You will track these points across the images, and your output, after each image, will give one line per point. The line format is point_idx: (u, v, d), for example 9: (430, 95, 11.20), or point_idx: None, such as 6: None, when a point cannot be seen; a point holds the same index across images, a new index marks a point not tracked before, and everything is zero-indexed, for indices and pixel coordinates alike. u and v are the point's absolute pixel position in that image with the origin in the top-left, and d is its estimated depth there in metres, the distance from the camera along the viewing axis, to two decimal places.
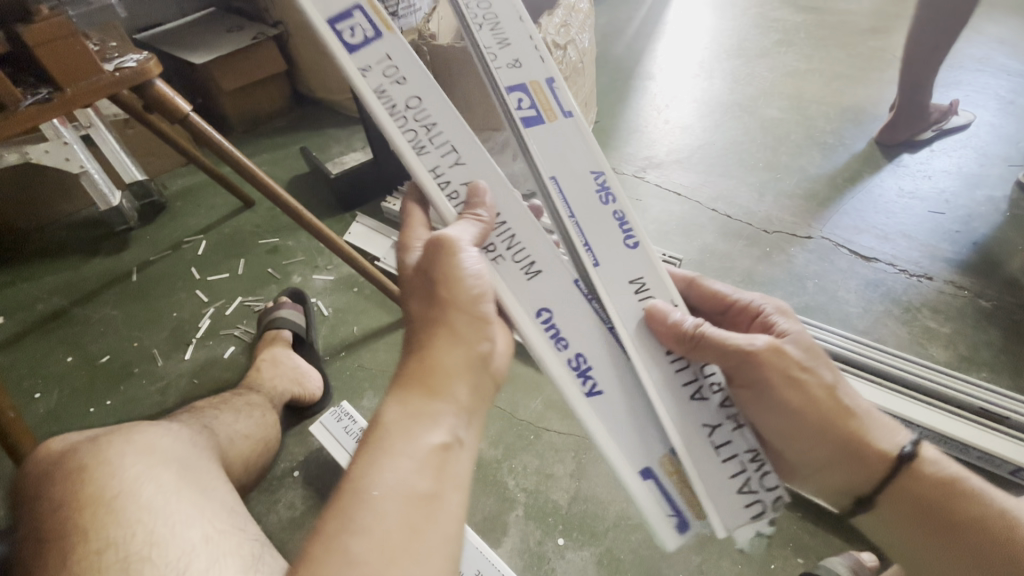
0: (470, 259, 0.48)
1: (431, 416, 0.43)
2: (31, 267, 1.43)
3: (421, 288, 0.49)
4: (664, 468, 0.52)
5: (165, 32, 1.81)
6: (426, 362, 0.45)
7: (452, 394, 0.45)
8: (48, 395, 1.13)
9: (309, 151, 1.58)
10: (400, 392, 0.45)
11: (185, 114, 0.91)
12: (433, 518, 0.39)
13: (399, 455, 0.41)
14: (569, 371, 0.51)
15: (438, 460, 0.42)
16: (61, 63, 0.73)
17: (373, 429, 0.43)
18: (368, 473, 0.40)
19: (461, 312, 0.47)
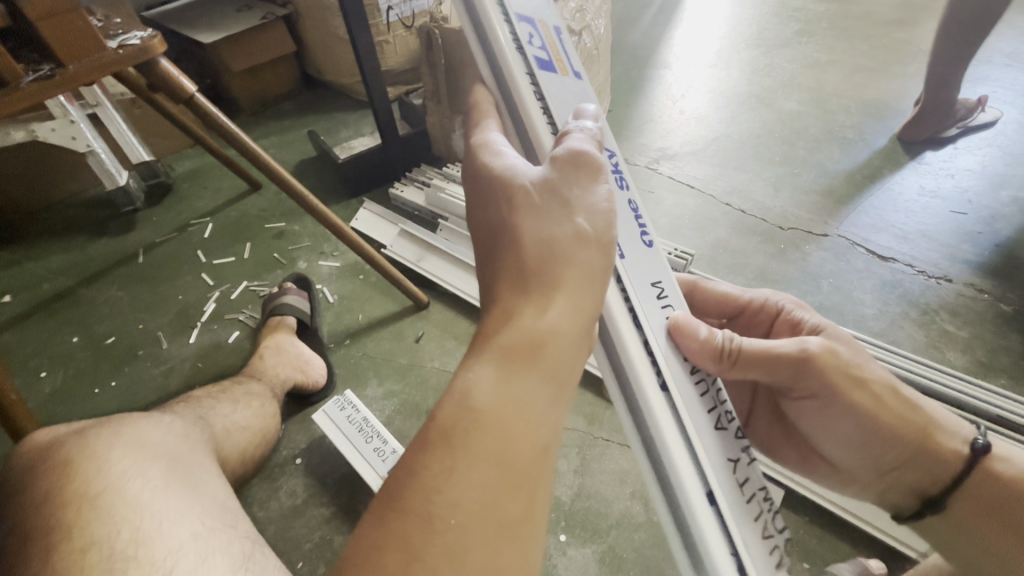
0: (602, 193, 0.39)
1: (537, 405, 0.33)
2: (38, 247, 1.43)
3: (528, 214, 0.38)
4: (728, 502, 0.41)
5: (173, 10, 1.78)
6: (537, 332, 0.34)
7: (562, 378, 0.34)
8: (54, 375, 1.13)
9: (316, 135, 1.56)
10: (496, 362, 0.33)
11: (190, 95, 0.89)
12: (520, 551, 0.30)
13: (489, 457, 0.30)
14: (645, 357, 0.41)
15: (538, 469, 0.32)
16: (63, 39, 0.71)
17: (459, 410, 0.31)
18: (452, 479, 0.29)
19: (590, 259, 0.37)
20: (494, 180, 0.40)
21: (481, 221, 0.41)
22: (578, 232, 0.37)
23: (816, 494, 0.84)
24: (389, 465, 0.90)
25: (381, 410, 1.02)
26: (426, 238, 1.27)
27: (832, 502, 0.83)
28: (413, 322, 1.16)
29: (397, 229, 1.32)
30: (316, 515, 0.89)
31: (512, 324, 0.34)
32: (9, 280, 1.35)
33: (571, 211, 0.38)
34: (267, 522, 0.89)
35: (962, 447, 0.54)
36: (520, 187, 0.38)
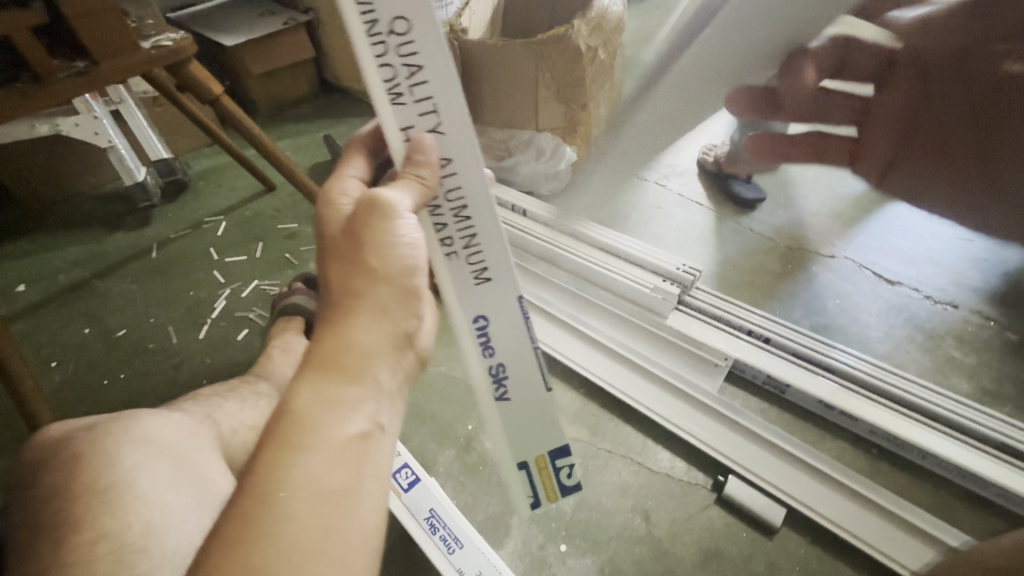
0: (408, 227, 0.43)
1: (350, 401, 0.38)
2: (55, 238, 1.45)
3: (340, 250, 0.42)
4: (542, 458, 0.65)
5: (198, 13, 1.81)
6: (343, 341, 0.40)
7: (370, 375, 0.40)
8: (65, 364, 1.15)
9: (331, 139, 1.58)
10: (308, 372, 0.38)
11: (219, 95, 0.92)
12: (352, 514, 0.35)
13: (314, 447, 0.35)
14: (488, 377, 0.58)
15: (358, 452, 0.37)
16: (100, 37, 0.73)
17: (281, 415, 0.37)
18: (278, 466, 0.34)
19: (388, 285, 0.42)
20: (321, 217, 0.47)
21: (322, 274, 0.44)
22: (370, 271, 0.41)
23: (817, 514, 0.84)
24: (393, 468, 0.89)
25: None
26: None
27: (833, 522, 0.82)
28: None
29: None
30: None
31: (323, 337, 0.40)
32: (25, 269, 1.37)
33: (377, 254, 0.41)
34: None
35: None
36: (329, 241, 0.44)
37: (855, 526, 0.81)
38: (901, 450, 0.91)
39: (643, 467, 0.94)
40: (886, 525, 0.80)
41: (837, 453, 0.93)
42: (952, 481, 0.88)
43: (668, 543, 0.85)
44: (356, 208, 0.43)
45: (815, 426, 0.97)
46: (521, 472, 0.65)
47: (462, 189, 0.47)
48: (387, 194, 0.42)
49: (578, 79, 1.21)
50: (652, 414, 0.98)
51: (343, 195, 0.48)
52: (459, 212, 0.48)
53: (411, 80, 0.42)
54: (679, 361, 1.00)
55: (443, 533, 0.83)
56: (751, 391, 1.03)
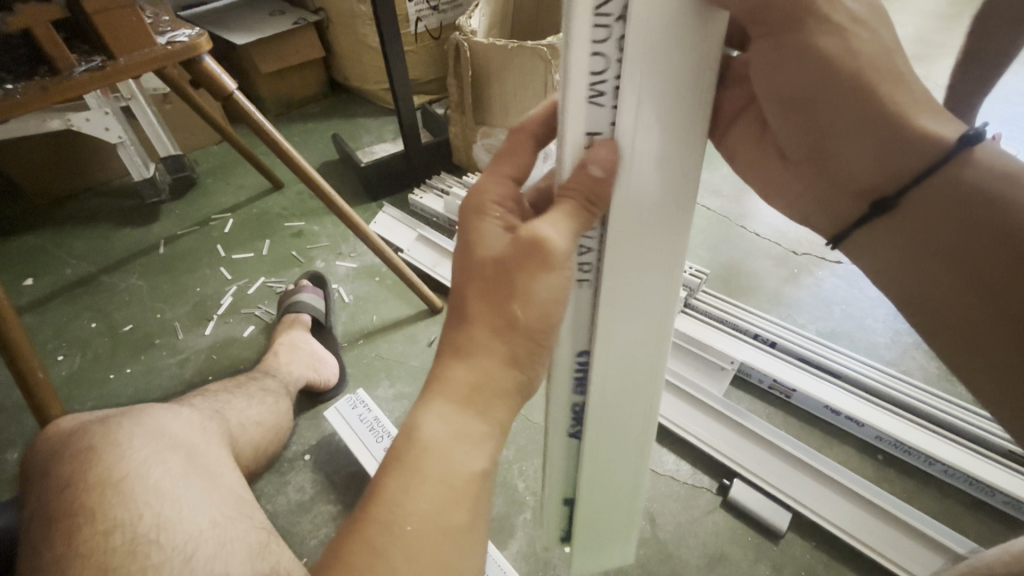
0: (559, 281, 0.38)
1: (473, 439, 0.37)
2: (63, 232, 1.46)
3: (477, 275, 0.38)
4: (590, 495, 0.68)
5: (209, 11, 1.83)
6: (477, 379, 0.37)
7: (496, 416, 0.38)
8: (72, 358, 1.15)
9: (339, 138, 1.59)
10: (436, 402, 0.37)
11: (230, 92, 0.92)
12: (464, 552, 0.36)
13: (437, 483, 0.36)
14: (567, 415, 0.59)
15: (478, 491, 0.37)
16: (116, 33, 0.74)
17: (409, 442, 0.37)
18: (400, 492, 0.35)
19: (526, 334, 0.38)
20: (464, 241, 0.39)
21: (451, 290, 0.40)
22: (510, 319, 0.37)
23: (824, 519, 0.83)
24: None
25: (393, 410, 1.03)
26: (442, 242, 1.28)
27: (843, 530, 0.82)
28: (427, 326, 1.18)
29: (415, 233, 1.34)
30: (322, 511, 0.90)
31: (451, 366, 0.38)
32: (33, 263, 1.37)
33: (517, 298, 0.37)
34: (274, 517, 0.89)
35: None
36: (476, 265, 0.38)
37: (865, 532, 0.80)
38: (907, 457, 0.90)
39: (649, 470, 0.94)
40: (898, 534, 0.79)
41: (845, 458, 0.92)
42: (959, 488, 0.87)
43: (673, 546, 0.85)
44: (516, 247, 0.37)
45: (821, 432, 0.96)
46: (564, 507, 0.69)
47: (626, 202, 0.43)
48: (552, 235, 0.37)
49: None
50: (657, 416, 0.98)
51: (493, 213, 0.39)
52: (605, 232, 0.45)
53: (620, 77, 0.37)
54: (682, 363, 1.03)
55: None
56: (757, 395, 1.02)
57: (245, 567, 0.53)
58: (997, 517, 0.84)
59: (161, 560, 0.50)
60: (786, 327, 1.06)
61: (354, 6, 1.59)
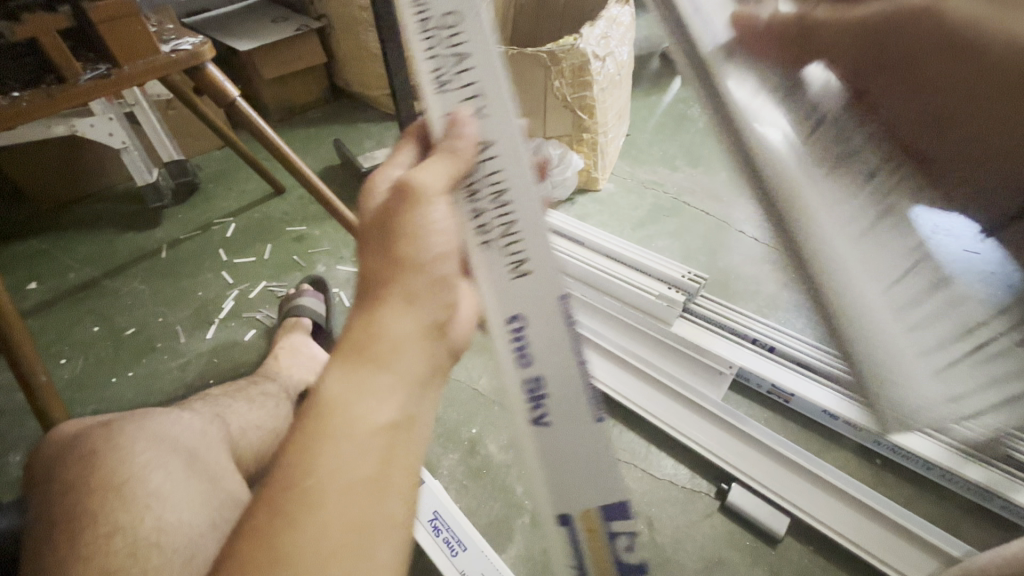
0: (439, 212, 0.43)
1: (378, 386, 0.37)
2: (66, 237, 1.47)
3: (373, 241, 0.43)
4: (590, 515, 0.47)
5: (213, 19, 1.84)
6: (373, 330, 0.39)
7: (400, 362, 0.38)
8: (74, 362, 1.16)
9: (341, 144, 1.60)
10: (340, 361, 0.38)
11: (233, 99, 0.93)
12: (381, 501, 0.33)
13: (343, 436, 0.34)
14: (523, 395, 0.47)
15: (387, 441, 0.36)
16: (121, 41, 0.76)
17: (308, 407, 0.36)
18: (302, 461, 0.33)
19: (418, 274, 0.41)
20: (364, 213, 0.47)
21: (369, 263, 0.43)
22: (401, 252, 0.41)
23: (822, 523, 0.83)
24: None
25: None
26: None
27: (842, 535, 0.82)
28: None
29: None
30: None
31: (349, 330, 0.39)
32: (37, 267, 1.39)
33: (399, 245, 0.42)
34: None
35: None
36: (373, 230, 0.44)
37: (863, 538, 0.81)
38: (905, 462, 0.90)
39: (647, 475, 0.94)
40: (896, 539, 0.79)
41: (844, 463, 0.93)
42: (958, 493, 0.87)
43: (671, 550, 0.85)
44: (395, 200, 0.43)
45: (819, 436, 0.97)
46: (562, 531, 0.47)
47: (503, 172, 0.46)
48: (420, 178, 0.43)
49: (587, 87, 1.22)
50: (657, 421, 0.98)
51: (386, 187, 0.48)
52: (497, 197, 0.47)
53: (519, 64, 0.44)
54: (680, 368, 1.02)
55: (446, 536, 0.84)
56: (755, 399, 1.03)
57: None
58: (993, 520, 0.84)
59: (161, 562, 0.50)
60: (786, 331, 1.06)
61: (357, 13, 1.61)
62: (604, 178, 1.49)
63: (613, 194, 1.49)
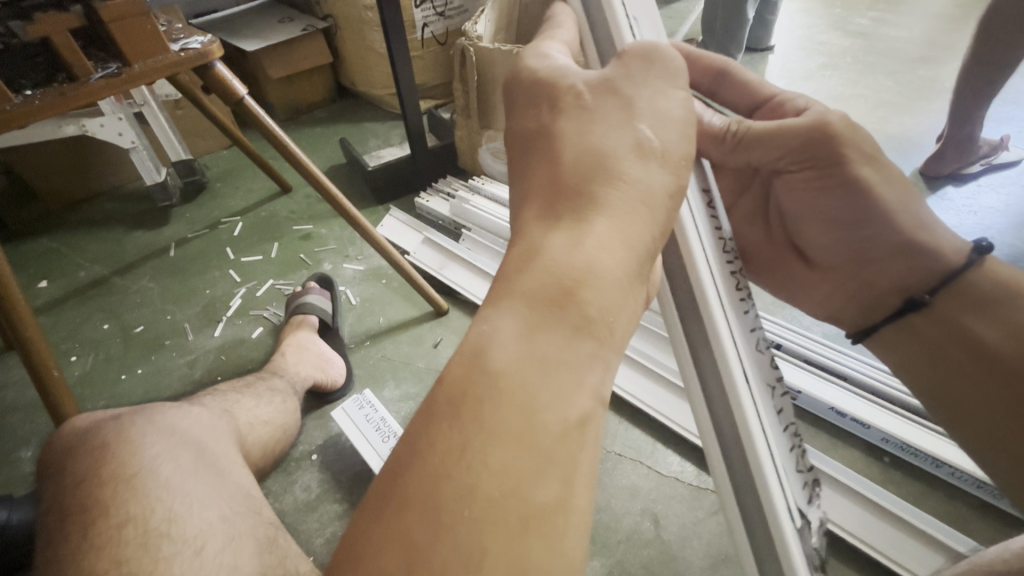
0: (673, 101, 0.37)
1: (571, 366, 0.29)
2: (76, 236, 1.48)
3: (588, 108, 0.36)
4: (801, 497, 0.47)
5: (220, 19, 1.86)
6: (573, 273, 0.31)
7: (600, 333, 0.31)
8: (84, 358, 1.17)
9: (346, 143, 1.61)
10: (521, 312, 0.30)
11: (240, 98, 0.93)
12: (557, 538, 0.26)
13: (518, 432, 0.27)
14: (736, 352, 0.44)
15: (574, 443, 0.28)
16: (131, 40, 0.76)
17: (475, 367, 0.28)
18: (465, 448, 0.26)
19: (633, 197, 0.33)
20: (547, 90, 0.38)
21: (572, 138, 0.35)
22: (639, 145, 0.35)
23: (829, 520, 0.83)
24: None
25: (398, 411, 1.05)
26: (451, 246, 1.30)
27: (849, 532, 0.81)
28: (432, 328, 1.19)
29: (421, 237, 1.36)
30: (329, 510, 0.91)
31: (529, 270, 0.31)
32: (48, 265, 1.40)
33: (634, 117, 0.35)
34: (281, 515, 0.91)
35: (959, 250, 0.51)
36: (574, 92, 0.37)
37: (871, 535, 0.80)
38: (913, 460, 0.90)
39: (653, 471, 0.94)
40: (903, 534, 0.79)
41: (850, 461, 0.92)
42: (967, 491, 0.86)
43: (677, 547, 0.85)
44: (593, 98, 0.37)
45: (826, 433, 0.96)
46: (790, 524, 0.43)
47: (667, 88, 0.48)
48: (667, 55, 0.38)
49: None
50: (665, 419, 0.98)
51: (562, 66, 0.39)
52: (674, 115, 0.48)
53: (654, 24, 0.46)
54: None
55: None
56: None
57: (254, 561, 0.54)
58: (997, 515, 0.83)
59: (171, 553, 0.51)
60: (789, 329, 1.08)
61: (363, 13, 1.61)
62: None
63: None
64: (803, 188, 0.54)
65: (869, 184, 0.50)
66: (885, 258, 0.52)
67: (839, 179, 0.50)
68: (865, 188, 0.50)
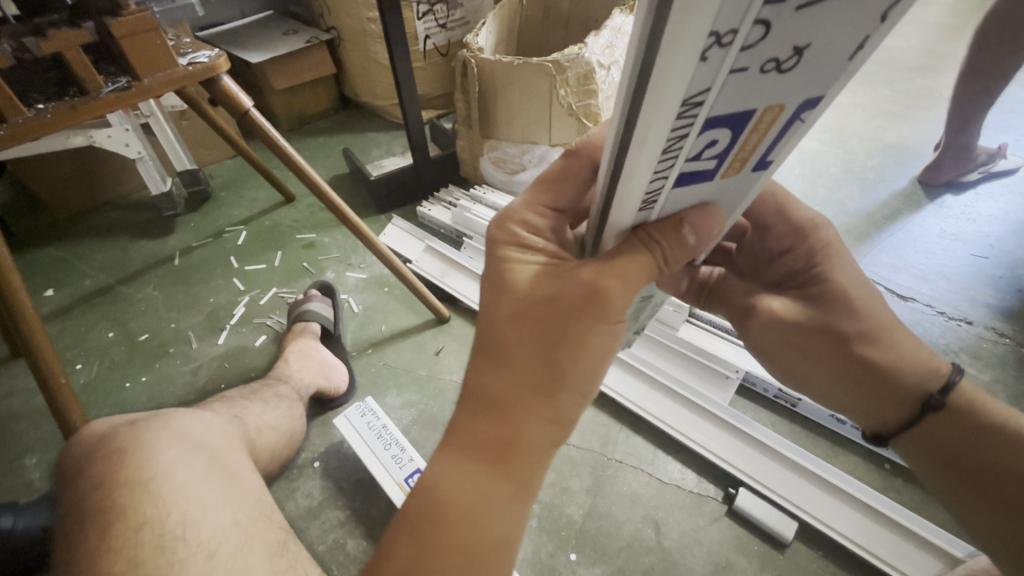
0: (607, 339, 0.42)
1: (498, 504, 0.41)
2: (82, 245, 1.50)
3: (535, 319, 0.41)
4: None
5: (226, 32, 1.89)
6: (509, 438, 0.41)
7: (524, 475, 0.42)
8: (89, 366, 1.18)
9: (349, 153, 1.62)
10: (465, 461, 0.41)
11: (245, 110, 0.94)
12: None
13: (457, 550, 0.39)
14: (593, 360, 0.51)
15: (499, 553, 0.41)
16: (143, 56, 0.78)
17: (433, 498, 0.41)
18: (429, 563, 0.39)
19: (568, 393, 0.42)
20: (513, 277, 0.44)
21: (512, 329, 0.42)
22: (560, 372, 0.41)
23: (831, 529, 0.83)
24: (404, 473, 0.91)
25: (400, 418, 1.05)
26: (453, 254, 1.31)
27: (850, 540, 0.81)
28: (434, 335, 1.20)
29: (423, 245, 1.37)
30: (331, 517, 0.92)
31: (473, 428, 0.42)
32: (54, 274, 1.42)
33: (564, 349, 0.41)
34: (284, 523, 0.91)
35: (919, 391, 0.53)
36: (530, 297, 0.42)
37: (873, 543, 0.80)
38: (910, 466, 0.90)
39: (653, 478, 0.94)
40: (904, 542, 0.79)
41: (851, 468, 0.92)
42: None
43: (678, 554, 0.85)
44: (577, 291, 0.41)
45: (826, 440, 0.96)
46: None
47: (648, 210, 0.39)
48: (618, 299, 0.40)
49: (592, 94, 1.22)
50: (670, 429, 0.97)
51: (534, 240, 0.46)
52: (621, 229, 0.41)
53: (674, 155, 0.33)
54: (690, 372, 1.04)
55: None
56: (762, 404, 1.03)
57: (265, 565, 0.54)
58: None
59: (185, 555, 0.51)
60: None
61: (367, 25, 1.63)
62: None
63: None
64: (767, 335, 0.58)
65: (831, 337, 0.54)
66: (847, 394, 0.56)
67: (787, 334, 0.56)
68: (814, 342, 0.55)
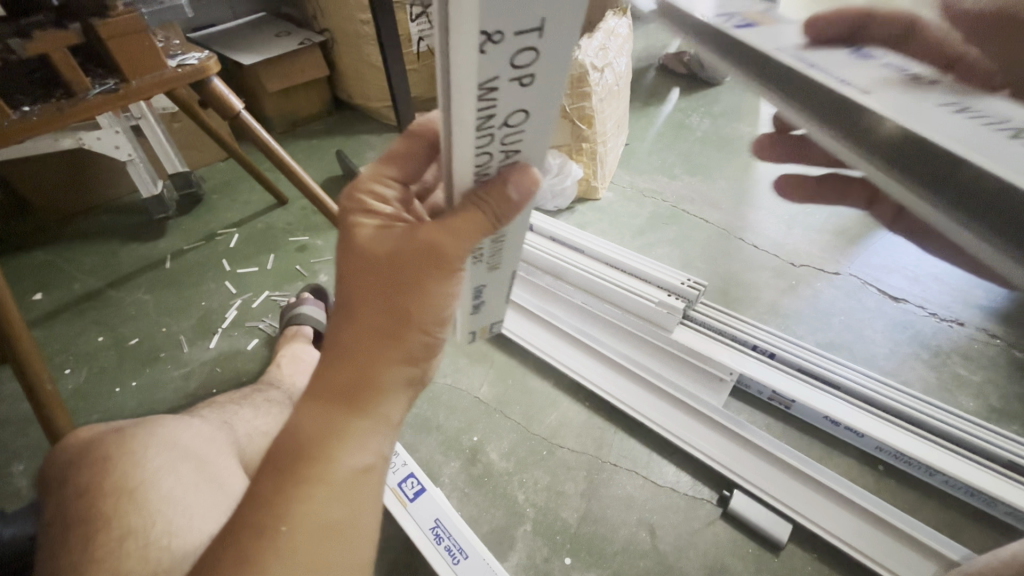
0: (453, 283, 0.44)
1: (359, 438, 0.43)
2: (71, 249, 1.48)
3: (380, 271, 0.42)
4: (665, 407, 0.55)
5: (217, 33, 1.87)
6: (361, 380, 0.43)
7: (380, 412, 0.44)
8: (78, 371, 1.17)
9: (343, 155, 1.62)
10: (317, 407, 0.42)
11: (236, 112, 0.94)
12: (351, 541, 0.41)
13: (323, 488, 0.40)
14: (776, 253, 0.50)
15: (358, 483, 0.42)
16: (131, 56, 0.78)
17: (290, 444, 0.41)
18: (283, 496, 0.39)
19: (414, 334, 0.44)
20: (361, 239, 0.44)
21: (360, 288, 0.43)
22: (406, 315, 0.43)
23: (825, 531, 0.83)
24: (398, 478, 0.90)
25: None
26: None
27: (844, 542, 0.81)
28: None
29: None
30: None
31: (323, 376, 0.43)
32: (42, 278, 1.40)
33: (403, 293, 0.42)
34: None
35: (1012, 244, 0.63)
36: (377, 255, 0.42)
37: (868, 546, 0.80)
38: (908, 469, 0.90)
39: (649, 481, 0.94)
40: (899, 545, 0.79)
41: (846, 469, 0.93)
42: (962, 499, 0.87)
43: (673, 558, 0.85)
44: (415, 245, 0.42)
45: (821, 441, 0.97)
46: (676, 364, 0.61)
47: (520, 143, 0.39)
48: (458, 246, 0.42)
49: (586, 97, 1.21)
50: (666, 433, 0.97)
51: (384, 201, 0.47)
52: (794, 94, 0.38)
53: None
54: (685, 377, 1.01)
55: (448, 544, 0.82)
56: (757, 406, 1.03)
57: None
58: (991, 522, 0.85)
59: (169, 566, 0.51)
60: (791, 339, 1.04)
61: (359, 27, 1.63)
62: (603, 188, 1.45)
63: (612, 203, 1.46)
64: None
65: None
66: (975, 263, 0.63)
67: None
68: None
